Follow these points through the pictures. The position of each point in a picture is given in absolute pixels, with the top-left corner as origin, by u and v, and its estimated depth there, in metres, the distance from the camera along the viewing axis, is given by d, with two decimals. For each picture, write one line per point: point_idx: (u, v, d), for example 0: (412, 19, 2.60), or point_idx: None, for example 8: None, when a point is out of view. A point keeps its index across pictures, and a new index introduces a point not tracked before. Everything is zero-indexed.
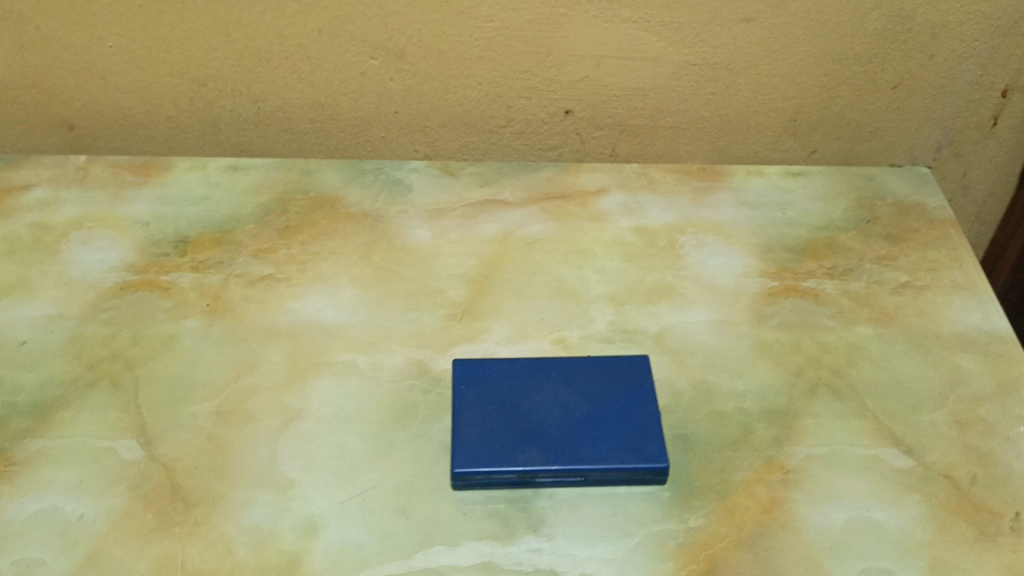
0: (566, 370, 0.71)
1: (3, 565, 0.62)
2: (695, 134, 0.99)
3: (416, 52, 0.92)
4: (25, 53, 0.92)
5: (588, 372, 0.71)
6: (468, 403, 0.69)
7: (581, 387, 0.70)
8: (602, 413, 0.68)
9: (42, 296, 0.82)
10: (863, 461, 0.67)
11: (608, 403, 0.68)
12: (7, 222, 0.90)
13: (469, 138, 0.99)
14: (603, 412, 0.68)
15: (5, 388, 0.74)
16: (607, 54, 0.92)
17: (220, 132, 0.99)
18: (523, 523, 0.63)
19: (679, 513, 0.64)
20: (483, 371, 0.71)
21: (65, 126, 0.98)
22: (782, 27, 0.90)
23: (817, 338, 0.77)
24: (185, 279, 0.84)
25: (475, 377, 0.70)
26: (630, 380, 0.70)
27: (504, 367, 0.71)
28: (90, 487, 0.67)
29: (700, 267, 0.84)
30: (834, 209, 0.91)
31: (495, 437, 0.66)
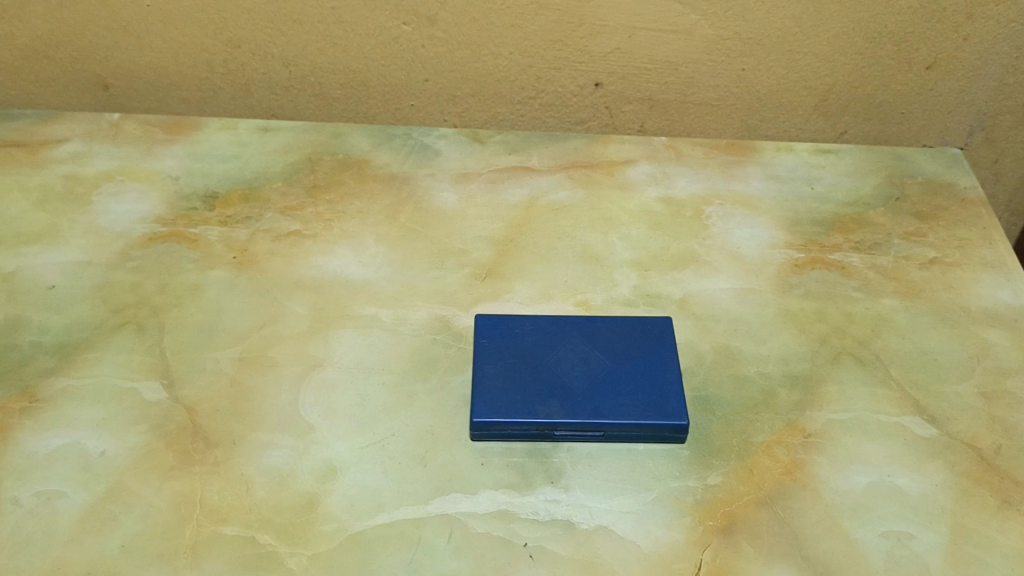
0: (589, 328, 0.71)
1: (25, 496, 0.62)
2: (726, 110, 0.97)
3: (448, 18, 0.89)
4: (61, 10, 0.91)
5: (611, 331, 0.70)
6: (490, 356, 0.68)
7: (604, 345, 0.69)
8: (625, 371, 0.68)
9: (71, 244, 0.83)
10: (886, 428, 0.67)
11: (630, 362, 0.68)
12: (40, 173, 0.91)
13: (498, 108, 0.97)
14: (626, 370, 0.68)
15: (33, 329, 0.75)
16: (639, 26, 0.89)
17: (251, 96, 0.98)
18: (542, 474, 0.63)
19: (698, 471, 0.63)
20: (506, 327, 0.71)
21: (99, 86, 0.97)
22: (819, 2, 0.87)
23: (843, 309, 0.77)
24: (212, 232, 0.84)
25: (498, 332, 0.70)
26: (653, 340, 0.70)
27: (526, 323, 0.71)
28: (113, 424, 0.67)
29: (726, 237, 0.84)
30: (863, 185, 0.91)
31: (516, 389, 0.66)
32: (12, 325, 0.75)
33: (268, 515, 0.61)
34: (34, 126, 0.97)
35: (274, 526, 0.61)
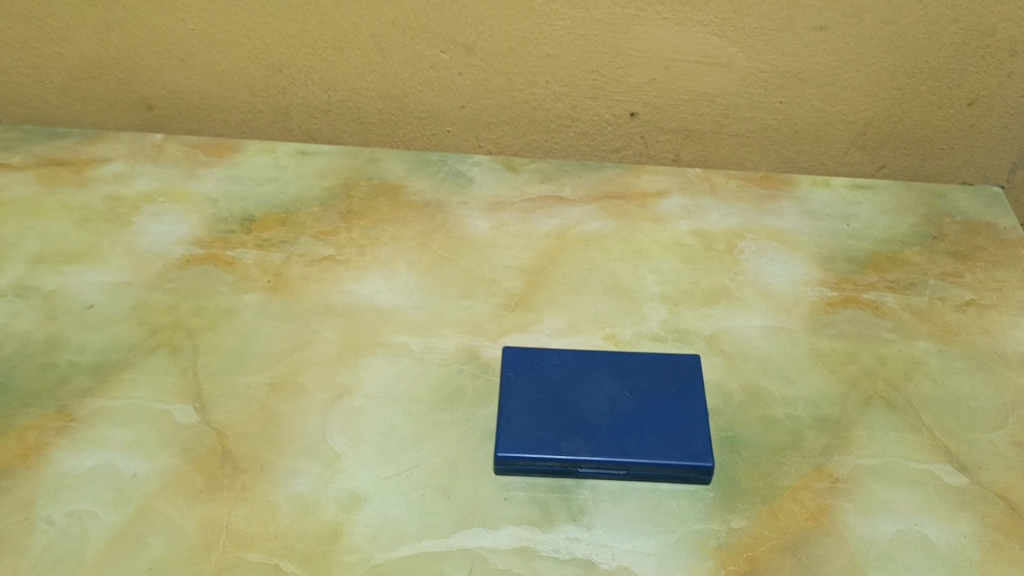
0: (615, 364, 0.71)
1: (57, 514, 0.64)
2: (762, 142, 0.96)
3: (486, 47, 0.90)
4: (109, 33, 0.93)
5: (638, 368, 0.70)
6: (516, 390, 0.69)
7: (630, 381, 0.69)
8: (651, 408, 0.67)
9: (111, 263, 0.85)
10: (916, 476, 0.66)
11: (657, 399, 0.68)
12: (83, 192, 0.94)
13: (533, 136, 0.98)
14: (652, 407, 0.68)
15: (71, 348, 0.76)
16: (676, 58, 0.90)
17: (291, 119, 0.99)
18: (564, 512, 0.63)
19: (722, 514, 0.63)
20: (533, 360, 0.71)
21: (144, 106, 0.99)
22: (858, 36, 0.87)
23: (875, 350, 0.76)
24: (248, 255, 0.86)
25: (525, 365, 0.70)
26: (680, 378, 0.70)
27: (554, 357, 0.71)
28: (144, 446, 0.68)
29: (759, 273, 0.84)
30: (900, 223, 0.90)
31: (541, 424, 0.66)
32: (52, 344, 0.77)
33: (292, 542, 0.62)
34: (80, 146, 0.99)
35: (298, 554, 0.61)
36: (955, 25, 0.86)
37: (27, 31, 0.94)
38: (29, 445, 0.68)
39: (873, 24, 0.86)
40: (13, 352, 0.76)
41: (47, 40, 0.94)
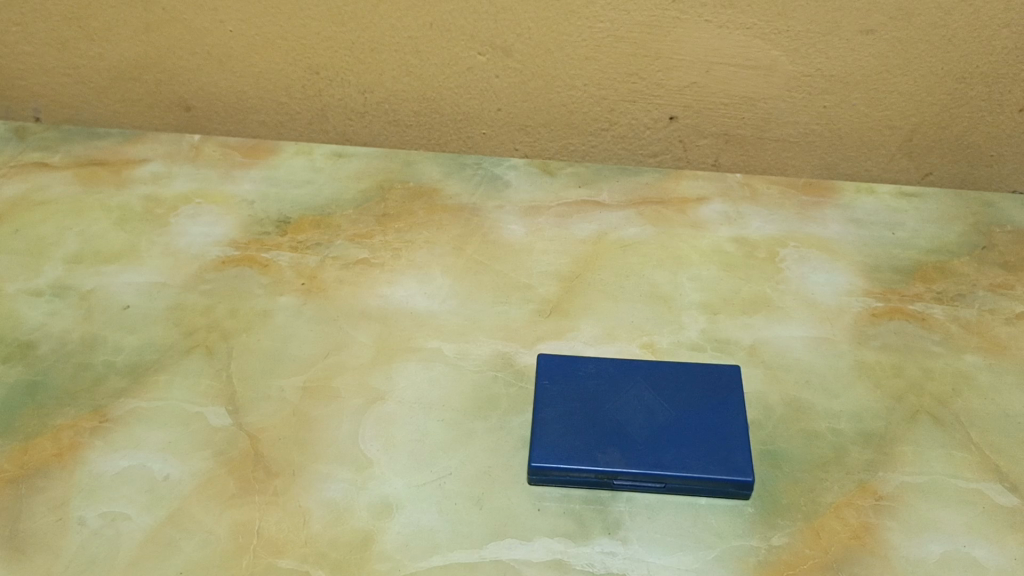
0: (653, 373, 0.69)
1: (91, 516, 0.64)
2: (805, 148, 0.93)
3: (524, 50, 0.89)
4: (148, 33, 0.94)
5: (677, 379, 0.69)
6: (550, 398, 0.67)
7: (668, 392, 0.68)
8: (689, 420, 0.66)
9: (148, 264, 0.85)
10: (964, 495, 0.64)
11: (695, 409, 0.67)
12: (122, 193, 0.94)
13: (570, 140, 0.96)
14: (690, 419, 0.66)
15: (107, 348, 0.77)
16: (718, 61, 0.88)
17: (326, 121, 0.98)
18: (599, 525, 0.62)
19: (762, 531, 0.61)
20: (569, 368, 0.69)
21: (182, 107, 1.00)
22: (906, 40, 0.85)
23: (921, 364, 0.74)
24: (283, 258, 0.86)
25: (560, 374, 0.69)
26: (719, 389, 0.68)
27: (590, 365, 0.70)
28: (178, 448, 0.68)
29: (801, 282, 0.82)
30: (947, 232, 0.88)
31: (576, 433, 0.65)
32: (88, 344, 0.77)
33: (324, 549, 0.61)
34: (119, 146, 1.00)
35: (329, 561, 0.61)
36: (1007, 29, 0.83)
37: (69, 31, 0.95)
38: (64, 445, 0.69)
39: (921, 27, 0.84)
40: (50, 351, 0.76)
41: (87, 40, 0.95)
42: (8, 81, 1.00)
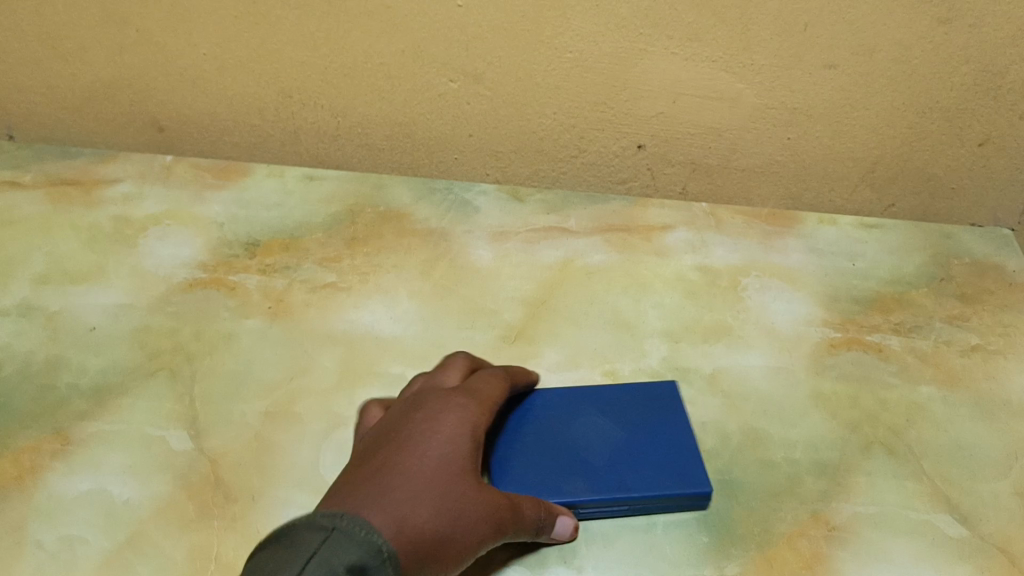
0: (599, 398, 0.70)
1: (49, 539, 0.64)
2: (770, 178, 0.95)
3: (496, 77, 0.89)
4: (122, 55, 0.94)
5: (620, 400, 0.70)
6: (510, 431, 0.68)
7: (619, 415, 0.69)
8: (644, 435, 0.68)
9: (115, 285, 0.86)
10: (914, 526, 0.65)
11: (647, 425, 0.68)
12: (92, 213, 0.95)
13: (540, 166, 0.97)
14: (641, 435, 0.67)
15: (71, 369, 0.77)
16: (683, 92, 0.88)
17: (300, 143, 0.99)
18: (555, 554, 0.62)
19: (714, 560, 0.62)
20: (525, 400, 0.70)
21: (155, 127, 1.00)
22: (867, 75, 0.85)
23: (877, 394, 0.75)
24: (251, 280, 0.87)
25: (518, 406, 0.70)
26: (661, 407, 0.70)
27: (544, 397, 0.71)
28: (138, 472, 0.68)
29: (763, 310, 0.83)
30: (907, 263, 0.90)
31: (542, 466, 0.65)
32: (52, 364, 0.77)
33: None
34: (91, 166, 1.01)
35: None
36: (966, 66, 0.83)
37: (42, 51, 0.94)
38: (26, 468, 0.69)
39: (882, 62, 0.84)
40: (14, 371, 0.77)
41: (61, 61, 0.95)
42: None
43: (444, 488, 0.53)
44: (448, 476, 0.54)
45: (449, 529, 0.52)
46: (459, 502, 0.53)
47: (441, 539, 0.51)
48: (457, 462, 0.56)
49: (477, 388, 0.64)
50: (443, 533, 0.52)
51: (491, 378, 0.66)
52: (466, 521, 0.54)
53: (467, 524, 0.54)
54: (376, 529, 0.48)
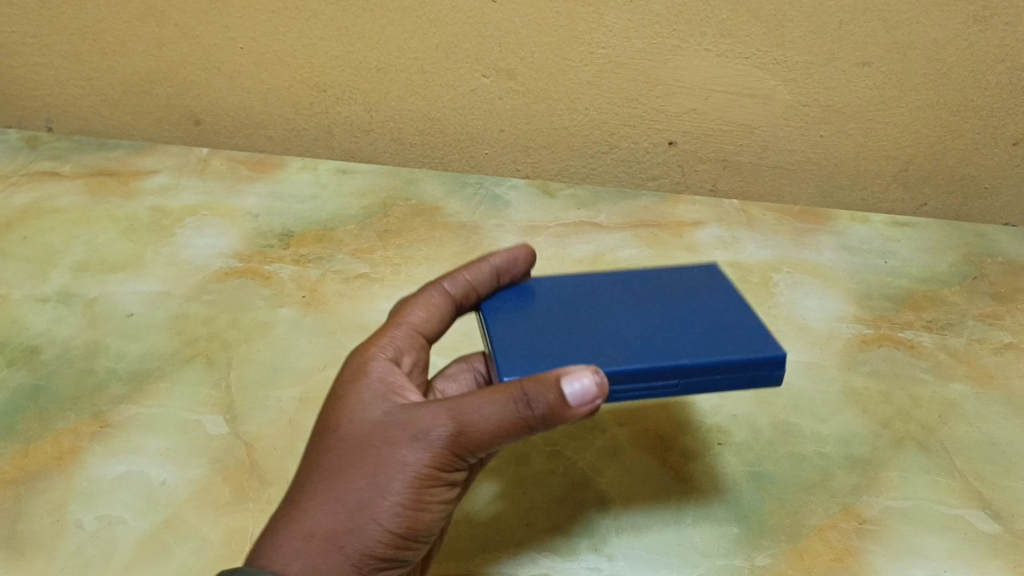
0: (612, 282, 0.59)
1: (88, 518, 0.65)
2: (801, 176, 0.95)
3: (528, 73, 0.90)
4: (161, 48, 0.95)
5: (636, 282, 0.58)
6: (507, 316, 0.56)
7: (639, 287, 0.58)
8: (681, 315, 0.54)
9: (152, 274, 0.88)
10: (947, 520, 0.64)
11: (686, 312, 0.55)
12: (129, 204, 0.97)
13: (571, 162, 0.98)
14: (657, 303, 0.56)
15: (109, 354, 0.78)
16: (716, 89, 0.88)
17: (333, 138, 1.01)
18: (586, 541, 0.63)
19: (747, 550, 0.62)
20: (521, 291, 0.59)
21: (192, 121, 1.02)
22: (901, 72, 0.84)
23: (909, 391, 0.75)
24: (285, 271, 0.88)
25: (512, 297, 0.58)
26: (694, 287, 0.57)
27: (542, 284, 0.60)
28: (175, 456, 0.69)
29: (794, 307, 0.83)
30: (939, 262, 0.90)
31: (562, 341, 0.53)
32: (90, 350, 0.79)
33: None
34: (129, 159, 1.03)
35: None
36: (1001, 64, 0.83)
37: (82, 45, 0.96)
38: (64, 449, 0.70)
39: (916, 60, 0.83)
40: (54, 356, 0.78)
41: (100, 54, 0.96)
42: (25, 93, 1.02)
43: (338, 466, 0.48)
44: (344, 448, 0.48)
45: (354, 511, 0.47)
46: (358, 469, 0.47)
47: (346, 529, 0.46)
48: (356, 424, 0.49)
49: (407, 318, 0.57)
50: (355, 520, 0.46)
51: (431, 297, 0.59)
52: (379, 482, 0.47)
53: (380, 485, 0.47)
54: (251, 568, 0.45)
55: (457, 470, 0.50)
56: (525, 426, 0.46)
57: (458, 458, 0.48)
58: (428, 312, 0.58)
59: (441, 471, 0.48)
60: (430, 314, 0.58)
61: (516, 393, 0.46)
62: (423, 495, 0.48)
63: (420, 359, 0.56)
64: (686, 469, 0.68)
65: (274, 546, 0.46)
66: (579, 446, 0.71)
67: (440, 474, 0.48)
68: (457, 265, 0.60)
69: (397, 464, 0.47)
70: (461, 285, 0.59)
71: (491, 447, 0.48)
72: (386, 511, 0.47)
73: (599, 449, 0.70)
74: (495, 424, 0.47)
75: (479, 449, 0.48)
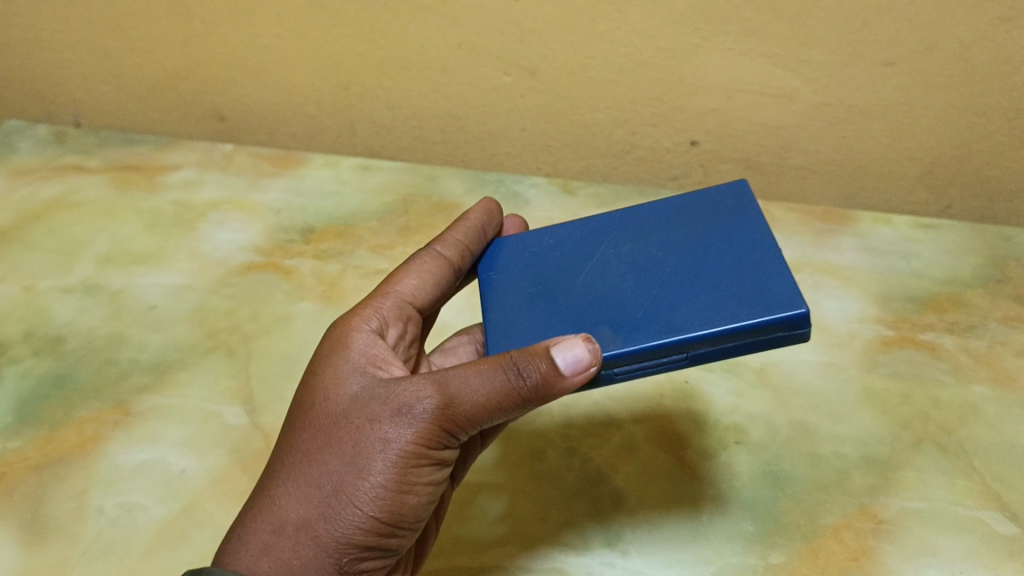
0: (631, 230, 0.60)
1: (108, 505, 0.66)
2: (824, 176, 0.94)
3: (551, 71, 0.88)
4: (187, 45, 0.94)
5: (657, 224, 0.59)
6: (507, 289, 0.60)
7: (655, 238, 0.59)
8: (691, 266, 0.54)
9: (175, 267, 0.89)
10: (963, 522, 0.64)
11: (703, 262, 0.54)
12: (154, 198, 0.99)
13: (592, 160, 0.98)
14: (672, 244, 0.57)
15: (132, 345, 0.80)
16: (739, 88, 0.86)
17: (356, 135, 1.01)
18: (600, 537, 0.64)
19: (761, 548, 0.62)
20: (534, 256, 0.62)
21: (216, 117, 1.03)
22: (926, 73, 0.82)
23: (929, 393, 0.74)
24: (306, 265, 0.89)
25: (525, 265, 0.62)
26: (711, 225, 0.57)
27: (553, 240, 0.63)
28: (194, 444, 0.70)
29: (814, 307, 0.84)
30: (962, 264, 0.89)
31: (553, 316, 0.56)
32: (114, 340, 0.80)
33: None
34: (154, 153, 1.05)
35: None
36: None
37: (108, 42, 0.96)
38: (87, 436, 0.71)
39: (942, 61, 0.80)
40: (78, 346, 0.80)
41: (126, 50, 0.96)
42: (54, 89, 1.03)
43: (321, 445, 0.51)
44: (326, 427, 0.51)
45: (332, 492, 0.49)
46: (337, 448, 0.50)
47: (321, 512, 0.49)
48: (341, 402, 0.52)
49: (400, 287, 0.63)
50: (331, 498, 0.49)
51: (426, 263, 0.65)
52: (360, 461, 0.50)
53: (360, 465, 0.50)
54: (228, 563, 0.47)
55: (449, 446, 0.52)
56: (512, 395, 0.49)
57: (444, 432, 0.51)
58: (421, 279, 0.64)
59: (425, 446, 0.50)
60: (422, 281, 0.64)
61: (506, 364, 0.49)
62: (408, 472, 0.51)
63: (406, 329, 0.62)
64: (701, 467, 0.68)
65: (251, 539, 0.49)
66: (596, 442, 0.71)
67: (426, 450, 0.51)
68: (446, 228, 0.67)
69: (379, 441, 0.50)
70: (455, 245, 0.66)
71: (478, 421, 0.50)
72: (366, 488, 0.49)
73: (615, 446, 0.70)
74: (480, 396, 0.49)
75: (466, 423, 0.50)
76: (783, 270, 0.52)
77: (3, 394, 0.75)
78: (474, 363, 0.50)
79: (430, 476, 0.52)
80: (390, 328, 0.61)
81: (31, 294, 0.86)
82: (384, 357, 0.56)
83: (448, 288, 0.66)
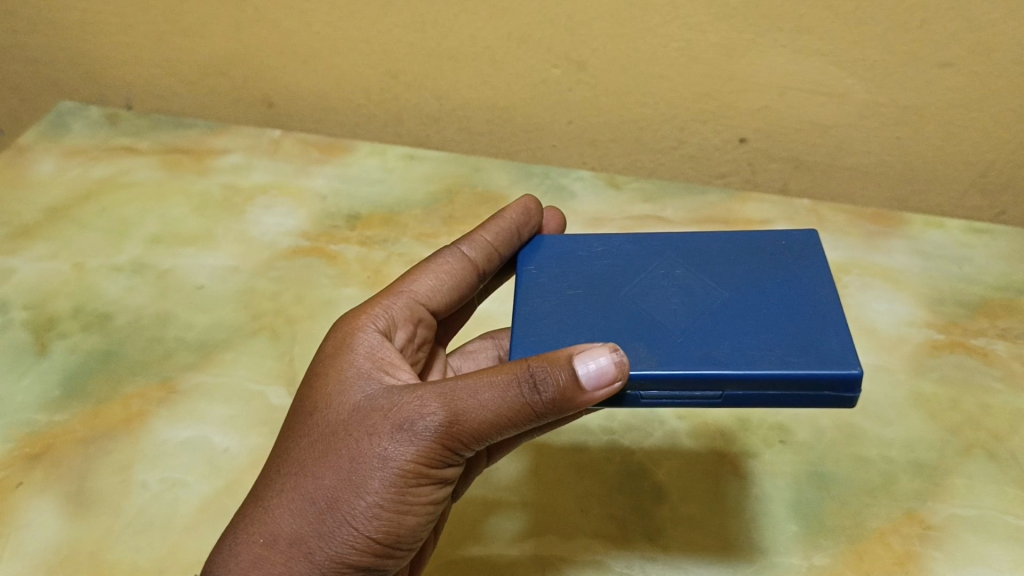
0: (685, 253, 0.59)
1: (152, 480, 0.67)
2: (875, 177, 0.93)
3: (599, 65, 0.88)
4: (239, 32, 0.95)
5: (713, 254, 0.59)
6: (545, 286, 0.58)
7: (707, 266, 0.58)
8: (743, 303, 0.54)
9: (222, 249, 0.90)
10: (1014, 532, 0.62)
11: (756, 303, 0.54)
12: (203, 181, 1.00)
13: (639, 156, 0.98)
14: (725, 277, 0.56)
15: (178, 325, 0.81)
16: (791, 86, 0.85)
17: (402, 124, 1.02)
18: (641, 531, 0.63)
19: (804, 549, 0.61)
20: (577, 254, 0.61)
21: (265, 104, 1.03)
22: (984, 75, 0.80)
23: (980, 399, 0.72)
24: (351, 252, 0.89)
25: (564, 261, 0.61)
26: (772, 268, 0.56)
27: (597, 244, 0.61)
28: (238, 424, 0.71)
29: (862, 309, 0.82)
30: (1017, 270, 0.87)
31: (583, 322, 0.55)
32: (161, 319, 0.82)
33: None
34: (203, 137, 1.06)
35: None
36: None
37: (161, 27, 0.97)
38: (133, 412, 0.72)
39: (1001, 63, 0.79)
40: (126, 323, 0.81)
41: (180, 35, 0.97)
42: (107, 71, 1.05)
43: (318, 457, 0.51)
44: (325, 438, 0.51)
45: (327, 508, 0.49)
46: (335, 462, 0.50)
47: (314, 528, 0.49)
48: (342, 412, 0.52)
49: (414, 287, 0.63)
50: (325, 513, 0.49)
51: (448, 264, 0.65)
52: (357, 477, 0.49)
53: (358, 482, 0.49)
54: None
55: (451, 464, 0.52)
56: (524, 409, 0.48)
57: (446, 449, 0.50)
58: (439, 279, 0.64)
59: (425, 463, 0.50)
60: (438, 283, 0.64)
61: (520, 376, 0.48)
62: (407, 490, 0.50)
63: (416, 332, 0.62)
64: (744, 466, 0.68)
65: (242, 549, 0.49)
66: (639, 440, 0.70)
67: (426, 467, 0.50)
68: (476, 226, 0.66)
69: (378, 458, 0.50)
70: (482, 246, 0.66)
71: (484, 438, 0.50)
72: (361, 505, 0.49)
73: (658, 443, 0.70)
74: (489, 411, 0.49)
75: (470, 439, 0.50)
76: (837, 329, 0.51)
77: (53, 367, 0.77)
78: (485, 374, 0.49)
79: (430, 494, 0.52)
80: (398, 330, 0.60)
81: (81, 271, 0.88)
82: (390, 361, 0.56)
83: (466, 291, 0.66)
